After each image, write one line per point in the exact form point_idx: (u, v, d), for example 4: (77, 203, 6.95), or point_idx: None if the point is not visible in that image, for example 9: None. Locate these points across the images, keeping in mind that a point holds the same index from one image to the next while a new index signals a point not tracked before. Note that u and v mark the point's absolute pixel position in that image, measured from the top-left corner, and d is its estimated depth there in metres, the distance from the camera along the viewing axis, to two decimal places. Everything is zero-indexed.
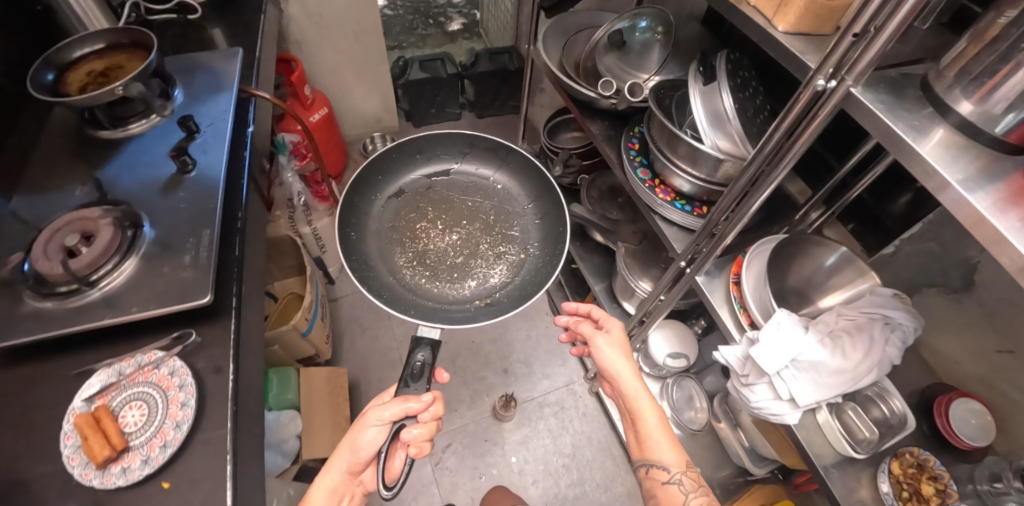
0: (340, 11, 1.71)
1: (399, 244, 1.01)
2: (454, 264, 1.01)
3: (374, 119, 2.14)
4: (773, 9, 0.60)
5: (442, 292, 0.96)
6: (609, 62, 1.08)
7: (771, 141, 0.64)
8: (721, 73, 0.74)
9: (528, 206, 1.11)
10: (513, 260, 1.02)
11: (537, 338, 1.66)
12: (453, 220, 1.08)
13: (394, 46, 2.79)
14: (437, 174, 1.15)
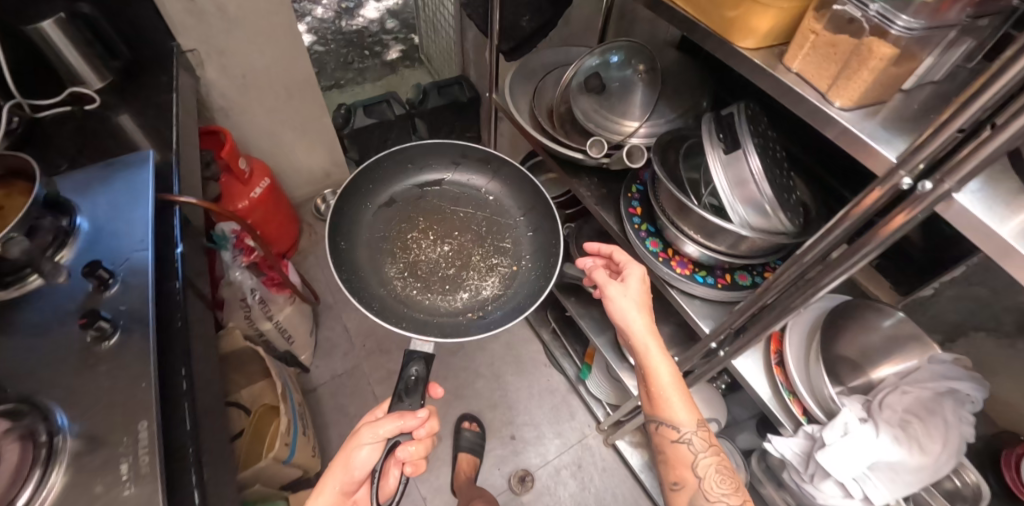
0: (268, 69, 1.52)
1: (392, 255, 1.04)
2: (445, 276, 1.04)
3: (322, 174, 1.95)
4: (828, 81, 0.49)
5: (433, 305, 0.99)
6: (584, 106, 0.92)
7: (832, 234, 0.54)
8: (745, 141, 0.62)
9: (521, 218, 1.12)
10: (506, 274, 1.04)
11: (540, 394, 1.54)
12: (445, 230, 1.10)
13: (331, 85, 2.60)
14: (430, 184, 1.15)
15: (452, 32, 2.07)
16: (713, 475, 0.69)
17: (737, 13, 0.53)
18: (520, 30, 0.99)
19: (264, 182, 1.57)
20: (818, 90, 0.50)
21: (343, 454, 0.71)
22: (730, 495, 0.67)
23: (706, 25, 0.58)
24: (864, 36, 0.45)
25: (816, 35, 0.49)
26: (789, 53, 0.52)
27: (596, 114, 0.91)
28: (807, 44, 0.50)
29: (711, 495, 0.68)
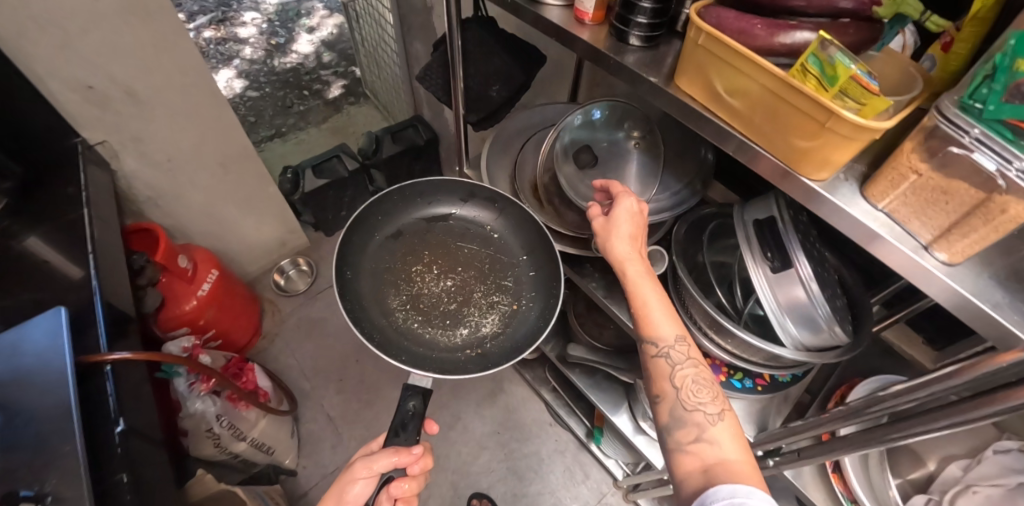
0: (197, 147, 1.32)
1: (393, 285, 0.83)
2: (445, 310, 0.82)
3: (277, 244, 1.76)
4: (932, 228, 0.37)
5: (431, 342, 0.79)
6: (569, 171, 0.78)
7: (925, 393, 0.45)
8: (796, 259, 0.52)
9: (523, 257, 0.88)
10: (507, 314, 0.82)
11: (550, 456, 1.45)
12: (450, 262, 0.87)
13: (272, 133, 2.32)
14: (439, 206, 0.92)
15: (397, 69, 1.89)
16: (693, 384, 0.57)
17: (809, 142, 0.35)
18: (489, 101, 0.81)
19: (212, 273, 1.40)
20: (919, 237, 0.38)
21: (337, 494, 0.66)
22: (716, 407, 0.54)
23: (752, 142, 0.40)
24: (991, 190, 0.32)
25: (918, 175, 0.36)
26: (875, 188, 0.39)
27: (579, 183, 0.78)
28: (905, 183, 0.37)
29: (691, 406, 0.55)
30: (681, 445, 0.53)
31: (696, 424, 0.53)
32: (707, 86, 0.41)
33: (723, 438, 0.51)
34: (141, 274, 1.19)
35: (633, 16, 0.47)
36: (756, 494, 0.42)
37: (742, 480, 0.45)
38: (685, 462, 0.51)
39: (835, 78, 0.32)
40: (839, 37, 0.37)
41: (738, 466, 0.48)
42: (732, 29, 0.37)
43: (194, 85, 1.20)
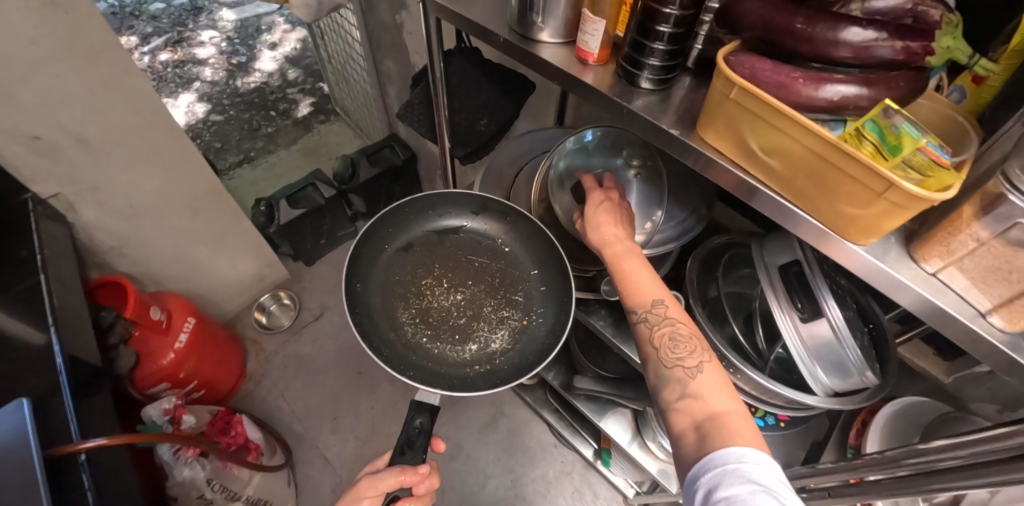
0: (161, 190, 1.21)
1: (402, 298, 0.77)
2: (454, 324, 0.76)
3: (255, 279, 1.66)
4: (995, 297, 0.33)
5: (440, 358, 0.73)
6: (564, 203, 0.76)
7: (973, 451, 0.41)
8: (825, 304, 0.49)
9: (534, 272, 0.80)
10: (518, 331, 0.76)
11: (556, 478, 1.42)
12: (461, 275, 0.81)
13: (241, 159, 2.00)
14: (451, 217, 0.86)
15: (368, 86, 1.77)
16: (673, 340, 0.54)
17: (862, 212, 0.32)
18: (478, 134, 0.73)
19: (189, 321, 1.32)
20: (975, 304, 0.34)
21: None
22: (696, 360, 0.52)
23: (792, 203, 0.36)
24: None
25: (978, 243, 0.31)
26: (925, 249, 0.35)
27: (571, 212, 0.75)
28: (962, 248, 0.32)
29: (671, 362, 0.53)
30: (670, 404, 0.51)
31: (679, 380, 0.51)
32: (738, 142, 0.36)
33: (710, 391, 0.49)
34: (111, 332, 1.15)
35: (645, 58, 0.41)
36: (755, 455, 0.41)
37: (738, 440, 0.43)
38: (677, 420, 0.49)
39: (898, 148, 0.28)
40: (887, 92, 0.31)
41: (734, 419, 0.46)
42: (770, 82, 0.32)
43: (150, 129, 1.09)
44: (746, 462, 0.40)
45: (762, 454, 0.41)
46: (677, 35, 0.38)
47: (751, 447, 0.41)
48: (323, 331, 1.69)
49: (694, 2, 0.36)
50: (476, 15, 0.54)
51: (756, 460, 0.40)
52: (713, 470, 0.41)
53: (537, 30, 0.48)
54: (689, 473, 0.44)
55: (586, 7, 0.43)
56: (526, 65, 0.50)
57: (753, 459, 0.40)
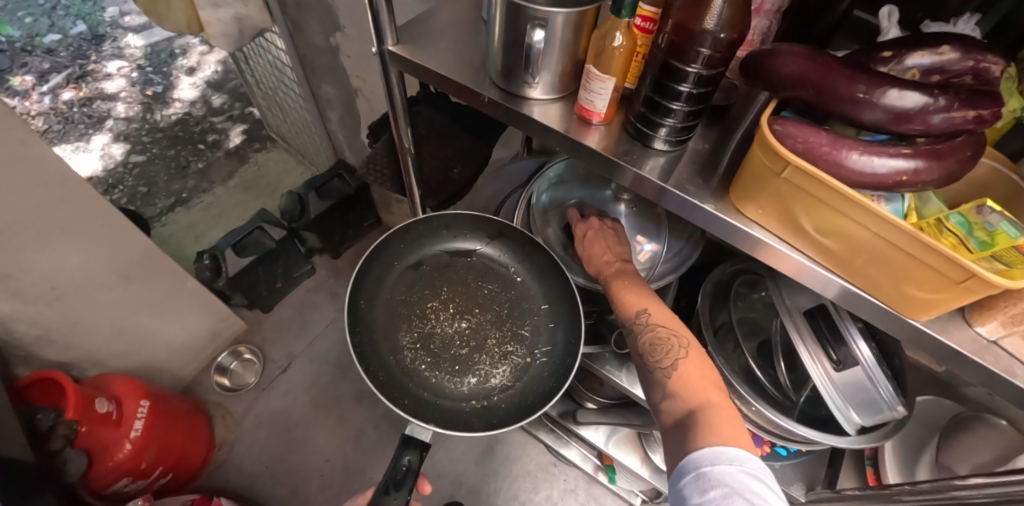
0: (87, 260, 0.95)
1: (405, 318, 0.67)
2: (455, 354, 0.66)
3: (211, 335, 1.36)
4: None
5: (437, 389, 0.63)
6: (551, 234, 0.71)
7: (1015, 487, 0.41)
8: (858, 350, 0.48)
9: (544, 306, 0.69)
10: (522, 368, 0.65)
11: (562, 497, 1.36)
12: (471, 302, 0.69)
13: (174, 202, 1.70)
14: (464, 236, 0.73)
15: (305, 110, 1.50)
16: (653, 344, 0.51)
17: (933, 295, 0.29)
18: (450, 182, 0.65)
19: (144, 402, 1.05)
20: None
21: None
22: (672, 359, 0.49)
23: (845, 278, 0.33)
24: None
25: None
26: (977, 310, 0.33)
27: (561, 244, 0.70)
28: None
29: (652, 364, 0.50)
30: (658, 405, 0.49)
31: (662, 380, 0.49)
32: (785, 217, 0.33)
33: (690, 387, 0.47)
34: (53, 437, 0.87)
35: (661, 118, 0.36)
36: (730, 452, 0.38)
37: (715, 437, 0.40)
38: (663, 420, 0.47)
39: (988, 243, 0.26)
40: (957, 163, 0.27)
41: (710, 412, 0.43)
42: (828, 167, 0.28)
43: (69, 203, 0.85)
44: (721, 463, 0.37)
45: (736, 451, 0.38)
46: (700, 95, 0.34)
47: (727, 442, 0.39)
48: (292, 384, 1.42)
49: (720, 60, 0.32)
50: (450, 65, 0.45)
51: (733, 459, 0.37)
52: (689, 476, 0.39)
53: (527, 86, 0.41)
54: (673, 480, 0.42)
55: (589, 61, 0.37)
56: (517, 127, 0.43)
57: (730, 459, 0.37)
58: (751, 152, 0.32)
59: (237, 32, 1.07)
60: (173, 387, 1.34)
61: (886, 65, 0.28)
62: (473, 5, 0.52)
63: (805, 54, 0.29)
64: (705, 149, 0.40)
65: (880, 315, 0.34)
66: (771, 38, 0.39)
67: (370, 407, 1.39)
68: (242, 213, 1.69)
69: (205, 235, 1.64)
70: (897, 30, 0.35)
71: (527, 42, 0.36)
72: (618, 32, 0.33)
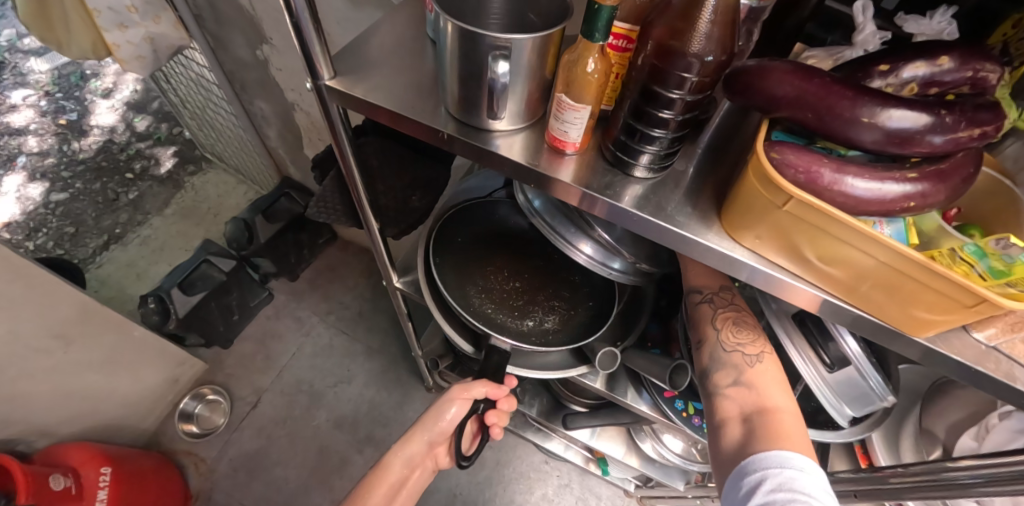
0: (13, 328, 0.82)
1: (468, 267, 0.67)
2: (513, 302, 0.65)
3: (169, 382, 1.23)
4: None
5: (502, 328, 0.62)
6: (553, 214, 0.52)
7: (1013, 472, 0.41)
8: (852, 358, 0.46)
9: (575, 276, 0.68)
10: (570, 317, 0.65)
11: (558, 495, 1.21)
12: (524, 261, 0.68)
13: (106, 240, 1.53)
14: (516, 215, 0.71)
15: (239, 130, 1.37)
16: (735, 324, 0.48)
17: (938, 316, 0.28)
18: (410, 212, 0.60)
19: (106, 469, 0.96)
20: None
21: (402, 493, 0.72)
22: (756, 348, 0.46)
23: (845, 301, 0.32)
24: None
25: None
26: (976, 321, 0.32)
27: (565, 223, 0.52)
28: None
29: (730, 345, 0.46)
30: (717, 388, 0.45)
31: (736, 365, 0.45)
32: (785, 244, 0.31)
33: (768, 382, 0.43)
34: None
35: (642, 145, 0.33)
36: (802, 460, 0.36)
37: (786, 443, 0.37)
38: (724, 406, 0.43)
39: (1002, 272, 0.25)
40: (961, 181, 0.26)
41: (786, 417, 0.40)
42: (836, 201, 0.26)
43: None
44: (789, 468, 0.35)
45: (809, 461, 0.36)
46: (684, 121, 0.31)
47: (791, 450, 0.36)
48: (265, 420, 1.28)
49: (706, 84, 0.29)
50: (404, 96, 0.40)
51: (802, 466, 0.35)
52: (751, 477, 0.36)
53: (489, 119, 0.37)
54: (726, 481, 0.39)
55: (559, 90, 0.33)
56: (479, 163, 0.39)
57: (799, 466, 0.35)
58: (746, 179, 0.30)
59: (151, 54, 0.96)
60: (136, 442, 1.20)
61: (884, 79, 0.27)
62: (417, 23, 0.47)
63: (797, 72, 0.27)
64: (689, 173, 0.37)
65: (883, 332, 0.33)
66: (749, 47, 0.36)
67: (348, 431, 1.28)
68: (184, 244, 1.54)
69: (147, 271, 1.50)
70: (873, 28, 0.31)
71: (489, 75, 0.32)
72: (590, 57, 0.30)
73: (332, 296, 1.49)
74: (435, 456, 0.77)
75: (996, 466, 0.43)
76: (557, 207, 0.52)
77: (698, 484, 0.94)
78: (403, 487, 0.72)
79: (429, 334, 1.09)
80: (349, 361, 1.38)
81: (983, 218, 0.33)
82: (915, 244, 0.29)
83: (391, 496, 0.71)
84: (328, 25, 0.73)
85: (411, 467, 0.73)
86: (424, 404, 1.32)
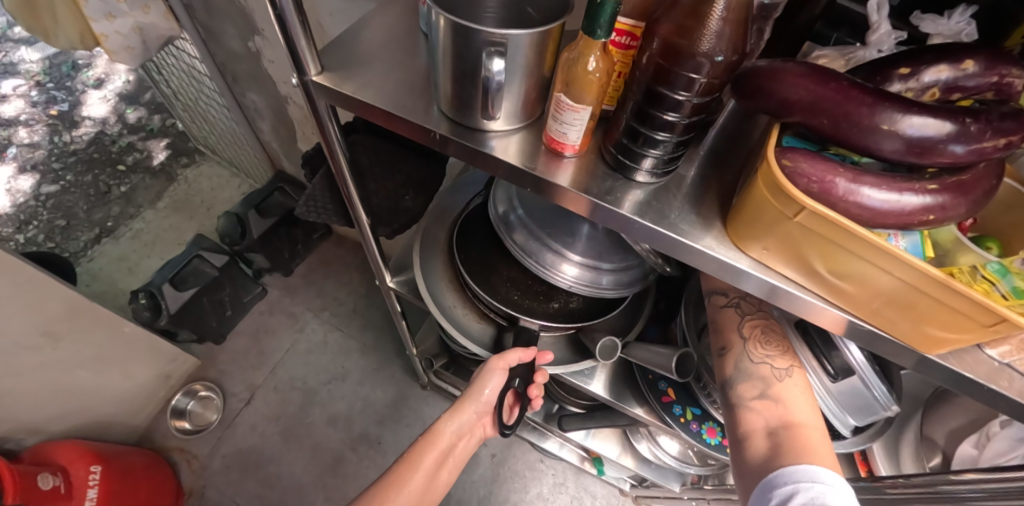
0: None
1: (489, 257, 0.65)
2: (536, 288, 0.64)
3: (161, 378, 1.21)
4: None
5: (531, 312, 0.61)
6: (525, 234, 0.52)
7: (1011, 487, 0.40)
8: (858, 367, 0.45)
9: None
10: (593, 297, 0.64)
11: (552, 494, 1.20)
12: None
13: (97, 233, 1.51)
14: None
15: (232, 122, 1.34)
16: (766, 333, 0.45)
17: (953, 335, 0.27)
18: (404, 211, 0.57)
19: (96, 467, 0.94)
20: None
21: (450, 462, 0.68)
22: (787, 363, 0.44)
23: (854, 316, 0.30)
24: None
25: None
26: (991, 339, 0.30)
27: (538, 242, 0.52)
28: None
29: (759, 357, 0.44)
30: (743, 401, 0.42)
31: (763, 377, 0.43)
32: (794, 256, 0.29)
33: (796, 397, 0.41)
34: None
35: (644, 149, 0.31)
36: (832, 476, 0.34)
37: (814, 458, 0.36)
38: (749, 420, 0.41)
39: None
40: (982, 194, 0.25)
41: (812, 434, 0.38)
42: (855, 215, 0.25)
43: None
44: (819, 483, 0.33)
45: (839, 476, 0.34)
46: (690, 124, 0.29)
47: (819, 465, 0.34)
48: (258, 417, 1.27)
49: (715, 85, 0.28)
50: (396, 95, 0.39)
51: (832, 481, 0.33)
52: (781, 490, 0.34)
53: (484, 119, 0.35)
54: (752, 494, 0.37)
55: (558, 89, 0.31)
56: (473, 164, 0.37)
57: (829, 480, 0.33)
58: (754, 187, 0.28)
59: (141, 45, 0.93)
60: (127, 439, 1.19)
61: (905, 83, 0.26)
62: (410, 16, 0.45)
63: (811, 76, 0.25)
64: (693, 180, 0.36)
65: (895, 347, 0.31)
66: (760, 47, 0.34)
67: (342, 429, 1.27)
68: (176, 239, 1.52)
69: (138, 265, 1.47)
70: (890, 29, 0.30)
71: (483, 72, 0.31)
72: (591, 55, 0.28)
73: (326, 292, 1.47)
74: (484, 424, 0.72)
75: (998, 480, 0.42)
76: (528, 227, 0.53)
77: (694, 486, 0.93)
78: (451, 454, 0.69)
79: (424, 333, 1.07)
80: (342, 358, 1.36)
81: (1000, 231, 0.32)
82: (930, 258, 0.27)
83: (440, 462, 0.67)
84: (322, 16, 0.71)
85: (459, 434, 0.69)
86: (418, 402, 1.31)
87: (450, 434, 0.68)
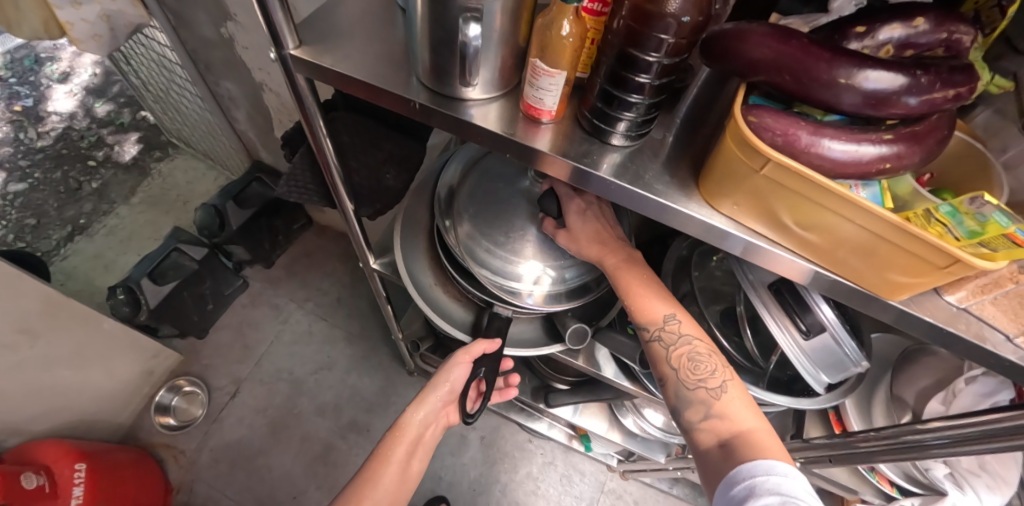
0: None
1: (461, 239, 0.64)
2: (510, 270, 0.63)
3: (143, 375, 1.19)
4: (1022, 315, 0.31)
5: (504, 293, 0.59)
6: (466, 233, 0.58)
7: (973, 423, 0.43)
8: (829, 326, 0.47)
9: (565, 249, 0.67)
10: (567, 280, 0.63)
11: (542, 472, 1.23)
12: None
13: (70, 231, 1.46)
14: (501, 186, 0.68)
15: (206, 113, 1.31)
16: (692, 361, 0.46)
17: (912, 279, 0.29)
18: (384, 190, 0.56)
19: (81, 465, 0.93)
20: (1002, 331, 0.32)
21: (420, 451, 0.69)
22: (719, 378, 0.45)
23: (825, 268, 0.32)
24: None
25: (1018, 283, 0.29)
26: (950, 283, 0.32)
27: (475, 241, 0.57)
28: (999, 289, 0.30)
29: (692, 383, 0.46)
30: (693, 424, 0.45)
31: (703, 400, 0.45)
32: (763, 211, 0.31)
33: (738, 408, 0.43)
34: None
35: (619, 112, 0.32)
36: (787, 467, 0.36)
37: (767, 453, 0.38)
38: (700, 439, 0.43)
39: (976, 231, 0.26)
40: (933, 142, 0.27)
41: (762, 435, 0.41)
42: (812, 164, 0.26)
43: None
44: (775, 474, 0.36)
45: (791, 466, 0.37)
46: (661, 86, 0.31)
47: (775, 459, 0.37)
48: (245, 409, 1.26)
49: (683, 46, 0.28)
50: (374, 67, 0.38)
51: (786, 472, 0.36)
52: (741, 487, 0.36)
53: (462, 87, 0.35)
54: (716, 493, 0.39)
55: (534, 55, 0.32)
56: (454, 133, 0.38)
57: (785, 472, 0.36)
58: (723, 146, 0.30)
59: (108, 33, 0.90)
60: (112, 437, 1.17)
61: (861, 41, 0.27)
62: None
63: (774, 35, 0.27)
64: (666, 144, 0.37)
65: (859, 295, 0.33)
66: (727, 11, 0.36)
67: (330, 418, 1.27)
68: (152, 235, 1.48)
69: (115, 262, 1.44)
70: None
71: (460, 39, 0.31)
72: (565, 20, 0.29)
73: (309, 282, 1.46)
74: (449, 412, 0.72)
75: (964, 424, 0.44)
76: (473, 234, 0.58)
77: (678, 456, 0.96)
78: (421, 444, 0.69)
79: (410, 318, 1.07)
80: (328, 347, 1.36)
81: (952, 183, 0.34)
82: (890, 206, 0.29)
83: (410, 454, 0.67)
84: None
85: (426, 424, 0.69)
86: (406, 388, 1.32)
87: (416, 425, 0.68)
